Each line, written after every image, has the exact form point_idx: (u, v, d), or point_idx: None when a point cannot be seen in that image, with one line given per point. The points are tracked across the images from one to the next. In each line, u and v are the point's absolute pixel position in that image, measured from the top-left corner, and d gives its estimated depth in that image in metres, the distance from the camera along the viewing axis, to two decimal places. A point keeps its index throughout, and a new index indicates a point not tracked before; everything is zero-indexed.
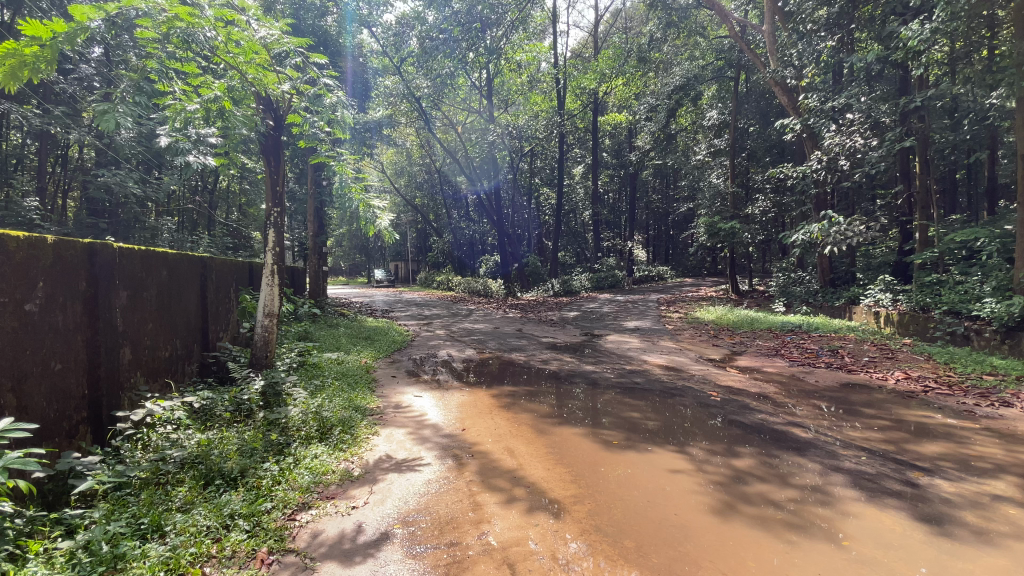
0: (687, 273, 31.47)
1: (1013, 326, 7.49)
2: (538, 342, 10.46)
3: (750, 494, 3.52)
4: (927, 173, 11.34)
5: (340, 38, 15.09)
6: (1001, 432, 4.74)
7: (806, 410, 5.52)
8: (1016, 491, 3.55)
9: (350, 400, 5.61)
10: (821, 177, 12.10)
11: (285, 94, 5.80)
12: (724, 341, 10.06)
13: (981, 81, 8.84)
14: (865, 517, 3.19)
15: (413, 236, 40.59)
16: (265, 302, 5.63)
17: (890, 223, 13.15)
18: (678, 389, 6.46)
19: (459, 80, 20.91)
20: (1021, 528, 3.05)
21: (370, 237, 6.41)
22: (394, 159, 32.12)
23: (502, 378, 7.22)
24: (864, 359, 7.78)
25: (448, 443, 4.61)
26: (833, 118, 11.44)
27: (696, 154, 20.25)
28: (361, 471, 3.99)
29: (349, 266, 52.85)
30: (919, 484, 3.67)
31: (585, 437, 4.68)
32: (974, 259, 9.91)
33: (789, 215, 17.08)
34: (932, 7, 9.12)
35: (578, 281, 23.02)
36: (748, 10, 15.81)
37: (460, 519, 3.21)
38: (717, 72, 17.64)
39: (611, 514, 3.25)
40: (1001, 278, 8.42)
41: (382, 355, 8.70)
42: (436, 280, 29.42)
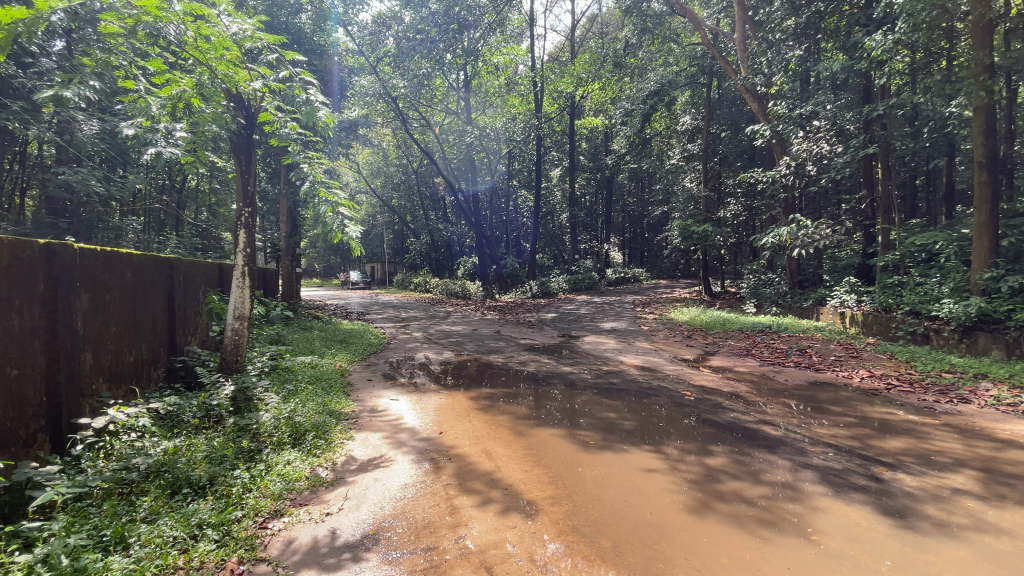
0: (662, 275, 32.14)
1: (970, 326, 7.86)
2: (517, 343, 10.47)
3: (724, 491, 3.59)
4: (890, 179, 11.80)
5: (315, 37, 14.76)
6: (958, 427, 4.97)
7: (776, 408, 5.68)
8: (974, 485, 3.71)
9: (324, 405, 5.51)
10: (790, 182, 12.47)
11: (256, 91, 5.65)
12: (698, 342, 10.27)
13: (941, 91, 9.20)
14: (833, 512, 3.29)
15: (390, 238, 40.16)
16: (236, 304, 5.47)
17: (855, 227, 13.64)
18: (653, 389, 6.55)
19: (437, 80, 20.81)
20: (979, 519, 3.19)
21: (338, 245, 6.03)
22: (370, 158, 31.76)
23: (479, 380, 7.21)
24: (831, 359, 8.03)
25: (426, 447, 4.57)
26: (801, 124, 11.83)
27: (670, 159, 20.60)
28: (335, 476, 3.93)
29: (323, 267, 51.95)
30: (884, 479, 3.81)
31: (563, 438, 4.71)
32: (933, 262, 10.38)
33: (759, 219, 17.56)
34: (894, 19, 9.51)
35: (556, 283, 23.13)
36: (720, 19, 16.24)
37: (438, 523, 3.18)
38: (690, 79, 18.05)
39: (588, 516, 3.26)
40: (959, 280, 8.82)
41: (358, 358, 8.57)
42: (413, 282, 29.23)
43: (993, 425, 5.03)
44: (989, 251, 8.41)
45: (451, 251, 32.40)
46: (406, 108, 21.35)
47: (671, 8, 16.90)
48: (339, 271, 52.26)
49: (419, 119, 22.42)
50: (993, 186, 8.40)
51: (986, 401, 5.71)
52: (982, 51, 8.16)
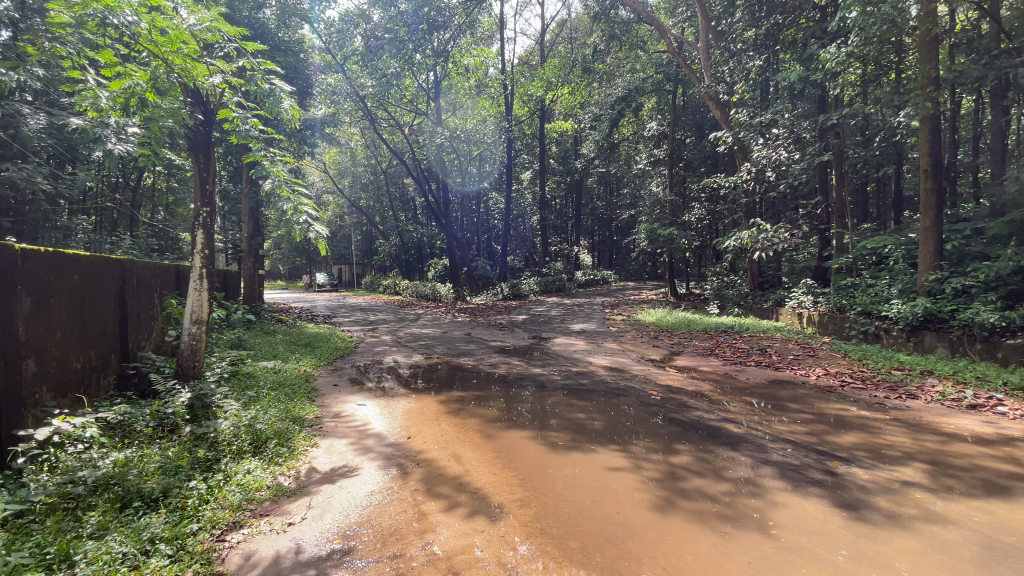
0: (630, 277, 32.86)
1: (917, 326, 8.28)
2: (487, 346, 10.45)
3: (688, 489, 3.66)
4: (844, 185, 12.36)
5: (280, 32, 14.38)
6: (906, 422, 5.23)
7: (739, 406, 5.85)
8: (922, 477, 3.91)
9: (287, 411, 5.35)
10: (751, 187, 12.91)
11: (216, 86, 5.43)
12: (664, 342, 10.48)
13: (891, 101, 9.68)
14: (792, 506, 3.41)
15: (358, 239, 39.45)
16: (193, 308, 5.24)
17: (811, 231, 14.23)
18: (621, 390, 6.64)
19: (406, 80, 20.60)
20: (927, 510, 3.36)
21: (302, 246, 5.84)
22: (337, 158, 31.20)
23: (449, 383, 7.16)
24: (789, 357, 8.34)
25: (393, 453, 4.49)
26: (761, 132, 12.11)
27: (637, 164, 21.03)
28: (297, 485, 3.82)
29: (288, 270, 50.56)
30: (839, 473, 3.97)
31: (532, 440, 4.71)
32: (883, 265, 10.90)
33: (722, 222, 18.09)
34: (847, 33, 9.98)
35: (526, 285, 23.21)
36: (684, 27, 16.69)
37: (404, 530, 3.12)
38: (656, 85, 18.48)
39: (556, 517, 3.27)
40: (906, 282, 9.30)
41: (323, 363, 8.37)
42: (382, 285, 28.78)
43: (938, 419, 5.32)
44: (932, 255, 8.91)
45: (421, 253, 32.09)
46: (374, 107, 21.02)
47: (637, 16, 17.27)
48: (304, 273, 50.94)
49: (387, 118, 22.16)
50: (936, 192, 8.86)
51: (933, 396, 6.04)
52: (928, 64, 8.63)
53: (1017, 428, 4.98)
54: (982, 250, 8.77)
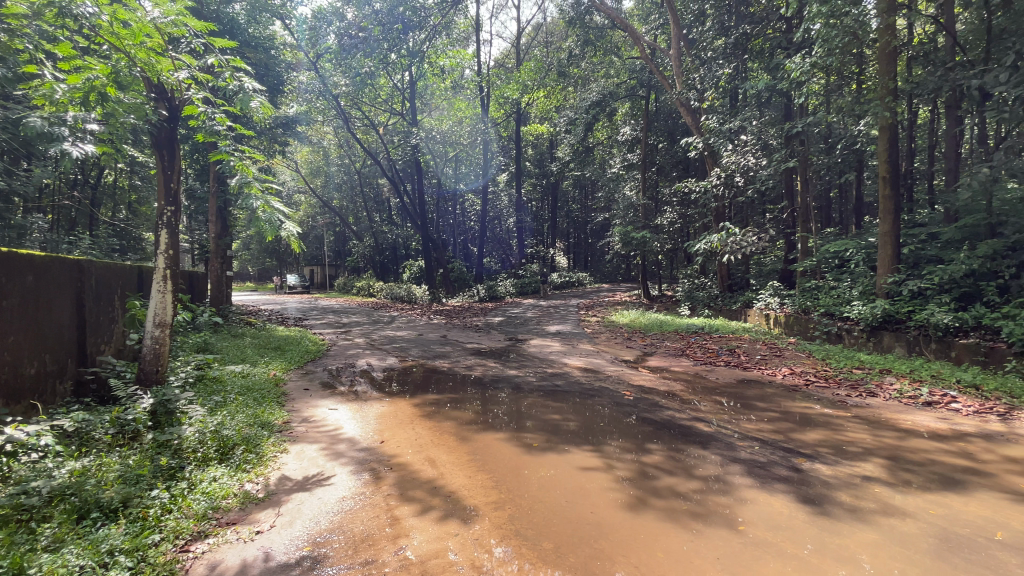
0: (606, 279, 33.39)
1: (877, 326, 8.63)
2: (463, 348, 10.41)
3: (660, 487, 3.73)
4: (808, 191, 12.80)
5: (250, 28, 14.02)
6: (867, 419, 5.44)
7: (709, 405, 5.98)
8: (881, 472, 4.07)
9: (255, 417, 5.22)
10: (720, 192, 13.26)
11: (181, 82, 5.25)
12: (637, 343, 10.65)
13: (852, 111, 10.04)
14: (759, 502, 3.51)
15: (331, 240, 38.77)
16: (156, 311, 5.05)
17: (778, 235, 14.69)
18: (595, 390, 6.71)
19: (381, 80, 20.40)
20: (886, 504, 3.50)
21: (274, 244, 5.68)
22: (310, 157, 30.70)
23: (424, 386, 7.10)
24: (757, 357, 8.58)
25: (366, 457, 4.43)
26: (730, 138, 12.57)
27: (611, 168, 21.38)
28: (266, 493, 3.73)
29: (257, 271, 49.36)
30: (803, 469, 4.10)
31: (507, 441, 4.72)
32: (845, 268, 11.33)
33: (693, 226, 18.53)
34: (811, 44, 10.37)
35: (503, 287, 23.24)
36: (657, 35, 17.07)
37: (377, 536, 3.08)
38: (630, 91, 18.82)
39: (529, 519, 3.28)
40: (866, 284, 9.68)
41: (294, 367, 8.19)
42: (356, 286, 28.38)
43: (897, 416, 5.56)
44: (889, 258, 9.29)
45: (396, 254, 31.77)
46: (347, 105, 20.80)
47: (612, 22, 17.49)
48: (274, 274, 49.79)
49: (361, 117, 21.91)
50: (894, 198, 9.25)
51: (891, 394, 6.30)
52: (887, 75, 9.00)
53: (968, 423, 5.25)
54: (937, 254, 9.20)
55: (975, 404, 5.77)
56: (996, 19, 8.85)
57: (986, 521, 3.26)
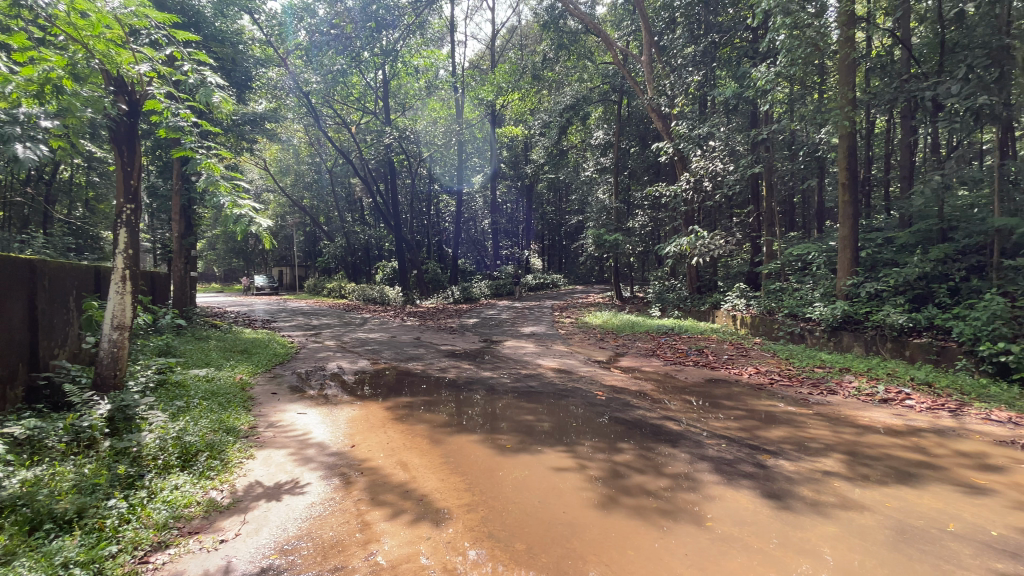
0: (580, 280, 33.77)
1: (837, 327, 8.98)
2: (436, 349, 10.36)
3: (630, 486, 3.79)
4: (773, 196, 13.22)
5: (217, 22, 13.61)
6: (827, 416, 5.66)
7: (679, 404, 6.12)
8: (841, 467, 4.24)
9: (220, 422, 5.06)
10: (690, 196, 13.57)
11: (143, 75, 5.05)
12: (610, 344, 10.80)
13: (813, 119, 10.41)
14: (726, 498, 3.60)
15: (301, 240, 37.95)
16: (114, 313, 4.84)
17: (745, 238, 15.14)
18: (569, 391, 6.77)
19: (353, 78, 20.13)
20: (845, 498, 3.64)
21: (242, 243, 5.53)
22: (279, 155, 30.05)
23: (397, 388, 7.02)
24: (724, 357, 8.82)
25: (336, 462, 4.36)
26: (699, 143, 12.89)
27: (585, 171, 21.67)
28: (231, 500, 3.62)
29: (223, 272, 47.84)
30: (768, 465, 4.24)
31: (480, 443, 4.72)
32: (807, 270, 11.77)
33: (664, 229, 18.91)
34: (776, 54, 10.74)
35: (478, 288, 23.17)
36: (629, 41, 17.43)
37: (346, 541, 3.03)
38: (603, 96, 19.10)
39: (502, 521, 3.28)
40: (827, 286, 10.07)
41: (261, 370, 7.99)
42: (327, 288, 27.84)
43: (855, 412, 5.79)
44: (849, 261, 9.66)
45: (368, 254, 31.35)
46: (318, 104, 20.38)
47: (585, 27, 17.69)
48: (241, 275, 48.38)
49: (333, 116, 21.53)
50: (852, 204, 9.65)
51: (850, 392, 6.57)
52: (847, 86, 9.35)
53: (921, 419, 5.52)
54: (892, 257, 9.65)
55: (928, 400, 6.07)
56: (949, 33, 9.36)
57: (938, 513, 3.44)
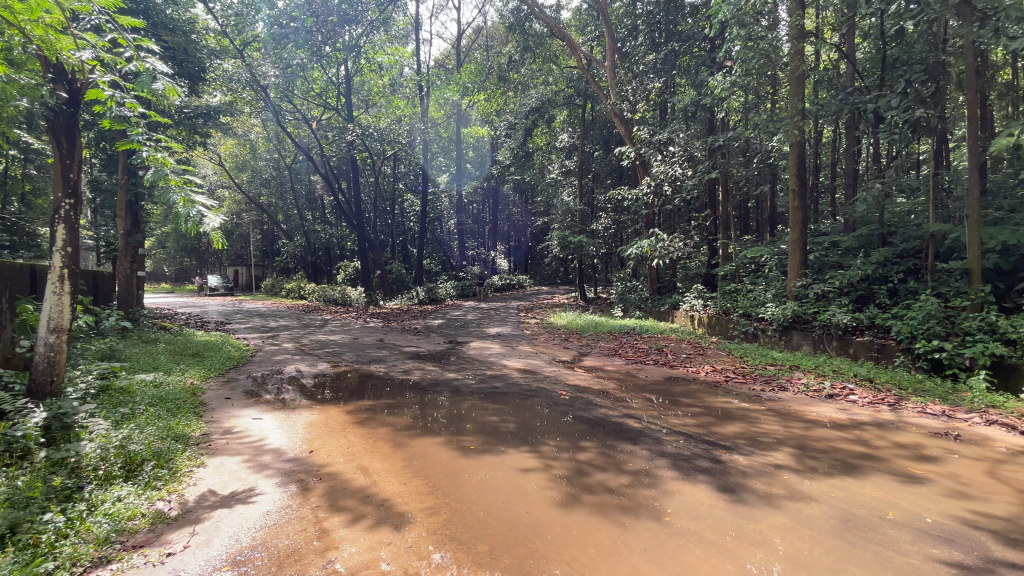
0: (545, 281, 34.05)
1: (788, 326, 9.41)
2: (400, 351, 10.22)
3: (592, 484, 3.85)
4: (730, 201, 13.71)
5: (168, 9, 12.98)
6: (779, 412, 5.92)
7: (640, 402, 6.26)
8: (791, 460, 4.44)
9: (168, 429, 4.82)
10: (650, 200, 13.92)
11: (84, 63, 4.73)
12: (574, 343, 10.96)
13: (767, 127, 10.85)
14: (683, 493, 3.71)
15: (258, 239, 36.65)
16: (50, 315, 4.52)
17: (702, 241, 15.67)
18: (533, 391, 6.82)
19: (314, 72, 19.65)
20: (794, 490, 3.82)
21: (193, 241, 5.25)
22: (234, 150, 28.90)
23: (359, 391, 6.88)
24: (683, 356, 9.09)
25: (293, 468, 4.23)
26: (660, 149, 13.29)
27: (551, 173, 21.95)
28: (180, 511, 3.46)
29: (174, 271, 45.67)
30: (722, 460, 4.39)
31: (444, 445, 4.69)
32: (760, 271, 12.29)
33: (627, 231, 19.31)
34: (731, 65, 11.17)
35: (443, 289, 23.00)
36: (593, 47, 17.77)
37: (303, 550, 2.94)
38: (568, 99, 19.46)
39: (465, 522, 3.27)
40: (778, 287, 10.54)
41: (214, 374, 7.66)
42: (285, 289, 26.96)
43: (805, 408, 6.08)
44: (798, 264, 10.12)
45: (330, 254, 30.60)
46: (278, 98, 19.71)
47: (551, 30, 17.86)
48: (194, 275, 46.25)
49: (293, 112, 20.86)
50: (801, 209, 10.10)
51: (799, 388, 6.89)
52: (796, 98, 9.79)
53: (864, 413, 5.85)
54: (837, 260, 10.21)
55: (869, 395, 6.44)
56: (890, 49, 10.03)
57: (878, 501, 3.65)
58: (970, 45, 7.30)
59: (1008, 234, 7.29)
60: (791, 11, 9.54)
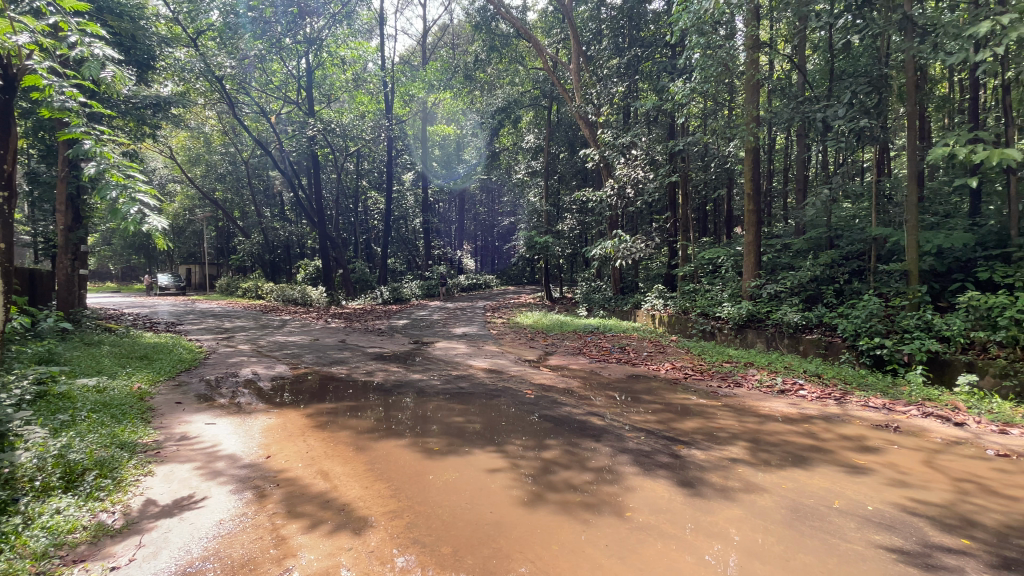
0: (511, 281, 34.15)
1: (742, 324, 9.80)
2: (363, 352, 10.03)
3: (556, 481, 3.90)
4: (689, 204, 14.12)
5: None
6: (734, 407, 6.15)
7: (603, 400, 6.38)
8: (745, 453, 4.63)
9: (112, 437, 4.56)
10: (614, 202, 14.18)
11: (21, 49, 4.41)
12: (539, 343, 11.06)
13: (725, 133, 11.23)
14: (643, 489, 3.80)
15: (212, 236, 35.14)
16: None
17: (663, 242, 16.10)
18: (498, 390, 6.83)
19: (273, 64, 18.99)
20: (748, 482, 3.98)
21: (133, 240, 4.95)
22: (187, 143, 27.58)
23: (320, 394, 6.71)
24: (644, 354, 9.31)
25: (249, 474, 4.09)
26: (622, 152, 13.56)
27: (516, 173, 22.02)
28: (125, 521, 3.29)
29: (120, 270, 43.25)
30: (682, 455, 4.53)
31: (407, 447, 4.63)
32: (717, 272, 12.72)
33: (591, 232, 19.60)
34: (691, 72, 11.52)
35: (408, 289, 22.71)
36: (559, 49, 17.93)
37: (259, 559, 2.85)
38: (534, 100, 19.73)
39: (429, 525, 3.24)
40: (733, 287, 10.94)
41: (163, 378, 7.30)
42: (241, 288, 25.96)
43: (758, 403, 6.34)
44: (753, 265, 10.51)
45: (289, 252, 29.69)
46: (234, 90, 18.83)
47: (516, 31, 17.87)
48: (143, 274, 43.94)
49: (250, 105, 19.72)
50: (755, 213, 10.50)
51: (753, 384, 7.18)
52: (752, 106, 10.18)
53: (813, 407, 6.15)
54: (788, 261, 10.69)
55: (817, 390, 6.77)
56: (838, 62, 10.67)
57: (826, 491, 3.86)
58: (911, 59, 7.72)
59: (942, 238, 7.82)
60: (748, 22, 9.92)
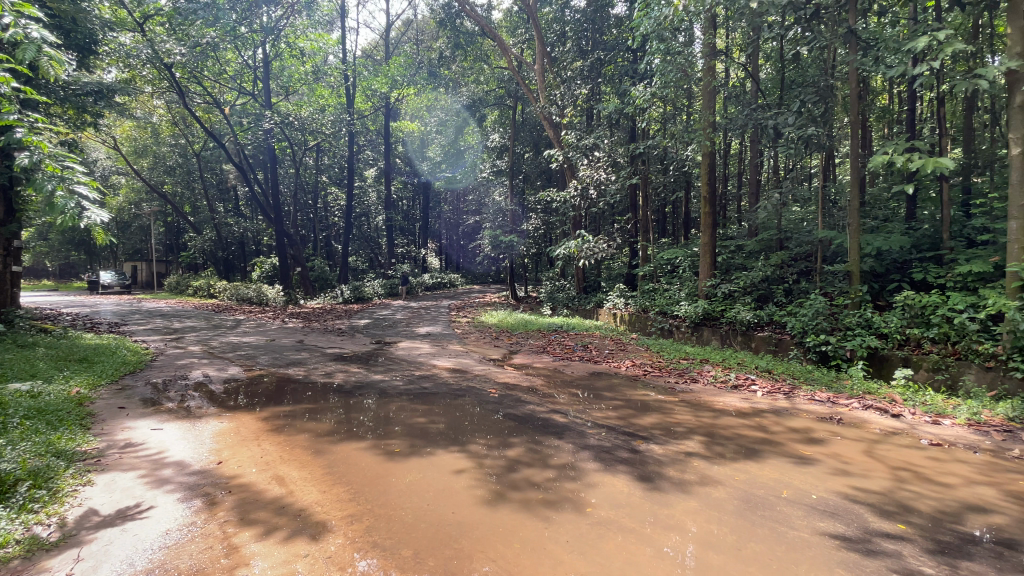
0: (477, 280, 34.16)
1: (699, 322, 10.12)
2: (323, 353, 9.79)
3: (518, 480, 3.92)
4: (649, 206, 14.48)
5: None
6: (692, 402, 6.36)
7: (566, 397, 6.46)
8: (701, 447, 4.80)
9: (47, 445, 4.27)
10: (577, 202, 14.35)
11: None
12: (503, 342, 11.07)
13: (683, 137, 11.55)
14: (604, 485, 3.88)
15: (161, 231, 33.39)
16: None
17: (624, 242, 16.46)
18: (461, 390, 6.80)
19: (227, 53, 18.26)
20: (703, 475, 4.13)
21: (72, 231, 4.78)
22: (132, 133, 26.04)
23: (277, 396, 6.51)
24: (605, 352, 9.49)
25: (198, 481, 3.92)
26: (586, 153, 13.77)
27: (481, 172, 21.97)
28: (61, 534, 3.09)
29: (58, 267, 40.55)
30: (641, 450, 4.65)
31: (368, 450, 4.55)
32: (675, 272, 13.08)
33: (555, 232, 19.80)
34: (651, 77, 11.80)
35: (370, 287, 22.32)
36: (524, 49, 18.01)
37: (209, 569, 2.74)
38: (499, 99, 19.88)
39: (389, 528, 3.21)
40: (690, 287, 11.28)
41: (105, 382, 6.89)
42: (193, 286, 24.82)
43: (714, 398, 6.57)
44: (708, 265, 10.88)
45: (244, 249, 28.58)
46: (184, 78, 17.97)
47: (481, 29, 17.80)
48: (82, 271, 41.31)
49: (201, 95, 18.75)
50: (711, 215, 10.85)
51: (709, 380, 7.44)
52: (708, 111, 10.55)
53: (764, 401, 6.44)
54: (741, 262, 11.12)
55: (768, 385, 7.09)
56: (788, 70, 11.22)
57: (776, 482, 4.04)
58: (855, 71, 8.15)
59: (882, 241, 8.30)
60: (705, 30, 10.28)
